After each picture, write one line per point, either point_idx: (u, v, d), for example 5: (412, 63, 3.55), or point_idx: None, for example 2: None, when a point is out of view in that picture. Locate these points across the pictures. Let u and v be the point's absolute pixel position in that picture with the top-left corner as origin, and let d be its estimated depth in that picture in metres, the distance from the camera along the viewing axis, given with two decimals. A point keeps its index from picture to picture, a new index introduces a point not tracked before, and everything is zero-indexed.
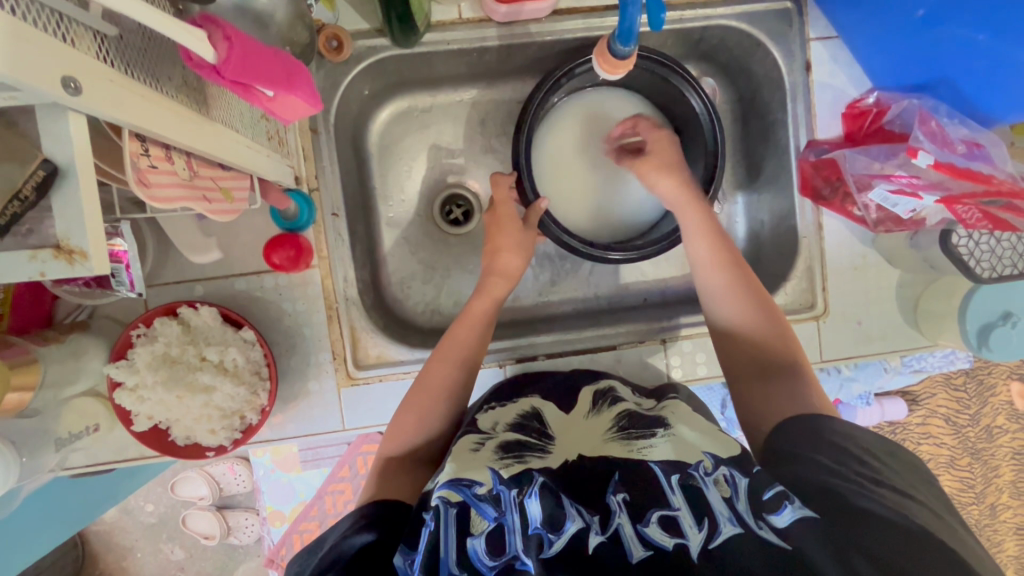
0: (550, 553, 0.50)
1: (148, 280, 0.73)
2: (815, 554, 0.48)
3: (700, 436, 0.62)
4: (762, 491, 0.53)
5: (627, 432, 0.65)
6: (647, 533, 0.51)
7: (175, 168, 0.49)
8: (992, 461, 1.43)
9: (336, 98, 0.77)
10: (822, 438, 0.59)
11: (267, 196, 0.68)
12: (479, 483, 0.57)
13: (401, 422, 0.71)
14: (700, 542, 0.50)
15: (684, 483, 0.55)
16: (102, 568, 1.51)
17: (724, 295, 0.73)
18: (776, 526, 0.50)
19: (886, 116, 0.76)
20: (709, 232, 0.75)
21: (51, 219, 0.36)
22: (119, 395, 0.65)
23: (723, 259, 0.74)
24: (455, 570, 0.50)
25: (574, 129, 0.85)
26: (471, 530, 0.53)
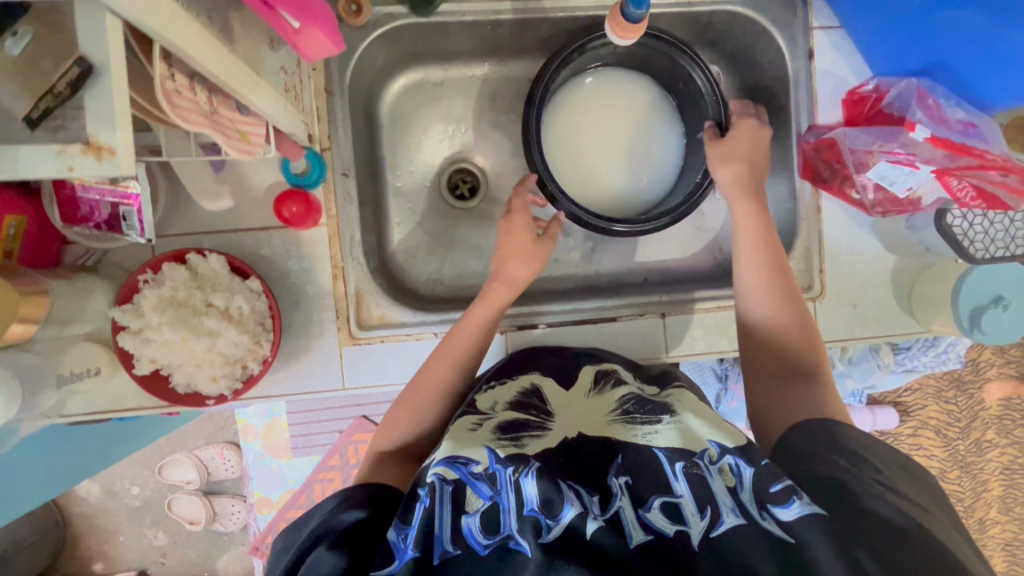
0: (549, 538, 0.51)
1: (158, 229, 0.73)
2: (818, 548, 0.48)
3: (708, 426, 0.61)
4: (769, 483, 0.53)
5: (631, 416, 0.65)
6: (647, 518, 0.53)
7: (196, 100, 0.50)
8: (981, 475, 1.44)
9: (352, 62, 0.79)
10: (838, 444, 0.59)
11: (282, 147, 0.69)
12: (475, 462, 0.59)
13: (392, 421, 0.73)
14: (701, 531, 0.51)
15: (688, 472, 0.56)
16: (82, 552, 1.46)
17: (764, 301, 0.74)
18: (781, 519, 0.51)
19: (885, 99, 0.78)
20: (760, 242, 0.76)
21: (82, 116, 0.37)
22: (122, 338, 0.66)
23: (771, 271, 0.75)
24: (449, 547, 0.52)
25: (584, 107, 0.87)
26: (467, 509, 0.55)
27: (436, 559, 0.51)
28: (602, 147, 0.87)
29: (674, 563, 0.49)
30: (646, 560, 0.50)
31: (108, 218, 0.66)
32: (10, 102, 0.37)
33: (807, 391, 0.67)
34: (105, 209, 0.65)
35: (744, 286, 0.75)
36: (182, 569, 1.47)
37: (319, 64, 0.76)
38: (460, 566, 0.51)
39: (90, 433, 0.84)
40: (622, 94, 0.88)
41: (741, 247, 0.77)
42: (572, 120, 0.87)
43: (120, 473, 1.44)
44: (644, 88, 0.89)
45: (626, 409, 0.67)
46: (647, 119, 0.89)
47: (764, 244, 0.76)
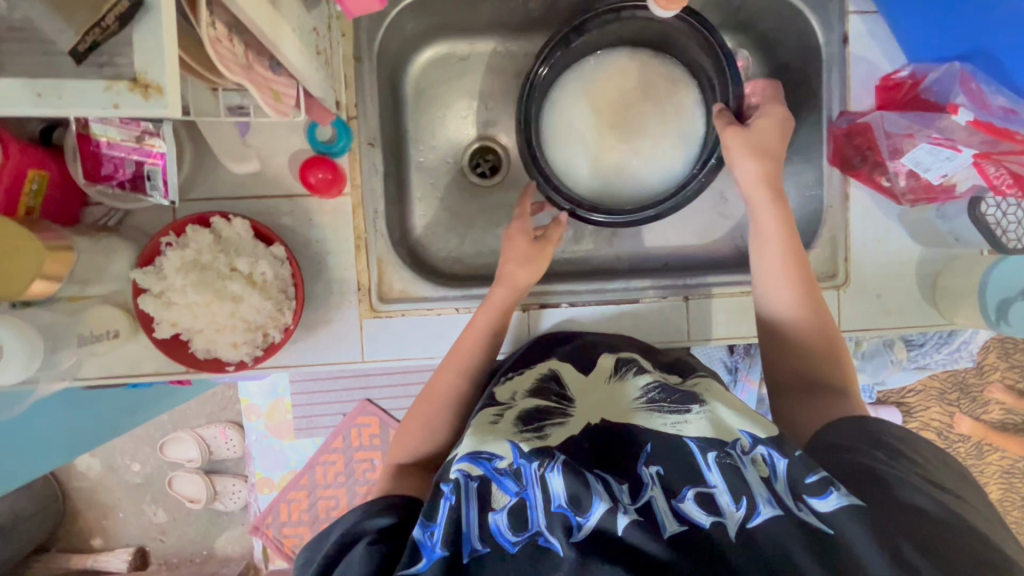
0: (580, 536, 0.50)
1: (181, 192, 0.72)
2: (856, 540, 0.48)
3: (736, 415, 0.60)
4: (805, 474, 0.53)
5: (658, 404, 0.64)
6: (682, 509, 0.52)
7: (235, 51, 0.49)
8: (981, 477, 1.44)
9: (381, 29, 0.77)
10: (875, 438, 0.59)
11: (311, 111, 0.68)
12: (499, 457, 0.57)
13: (405, 431, 0.73)
14: (737, 522, 0.50)
15: (722, 461, 0.55)
16: (81, 527, 1.45)
17: (787, 305, 0.71)
18: (819, 510, 0.51)
19: (922, 85, 0.77)
20: (788, 243, 0.71)
21: (129, 52, 0.36)
22: (143, 300, 0.65)
23: (796, 279, 0.71)
24: (478, 545, 0.51)
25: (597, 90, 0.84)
26: (493, 506, 0.54)
27: (465, 558, 0.51)
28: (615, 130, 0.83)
29: (711, 550, 0.49)
30: (684, 549, 0.49)
31: (131, 177, 0.63)
32: (55, 35, 0.36)
33: (826, 394, 0.68)
34: (130, 167, 0.63)
35: (766, 291, 0.72)
36: (181, 547, 1.46)
37: (348, 30, 0.75)
38: (490, 564, 0.50)
39: (100, 403, 0.83)
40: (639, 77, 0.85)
41: (765, 248, 0.72)
42: (579, 102, 0.83)
43: (122, 450, 1.44)
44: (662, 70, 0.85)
45: (651, 397, 0.65)
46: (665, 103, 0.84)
47: (793, 246, 0.71)
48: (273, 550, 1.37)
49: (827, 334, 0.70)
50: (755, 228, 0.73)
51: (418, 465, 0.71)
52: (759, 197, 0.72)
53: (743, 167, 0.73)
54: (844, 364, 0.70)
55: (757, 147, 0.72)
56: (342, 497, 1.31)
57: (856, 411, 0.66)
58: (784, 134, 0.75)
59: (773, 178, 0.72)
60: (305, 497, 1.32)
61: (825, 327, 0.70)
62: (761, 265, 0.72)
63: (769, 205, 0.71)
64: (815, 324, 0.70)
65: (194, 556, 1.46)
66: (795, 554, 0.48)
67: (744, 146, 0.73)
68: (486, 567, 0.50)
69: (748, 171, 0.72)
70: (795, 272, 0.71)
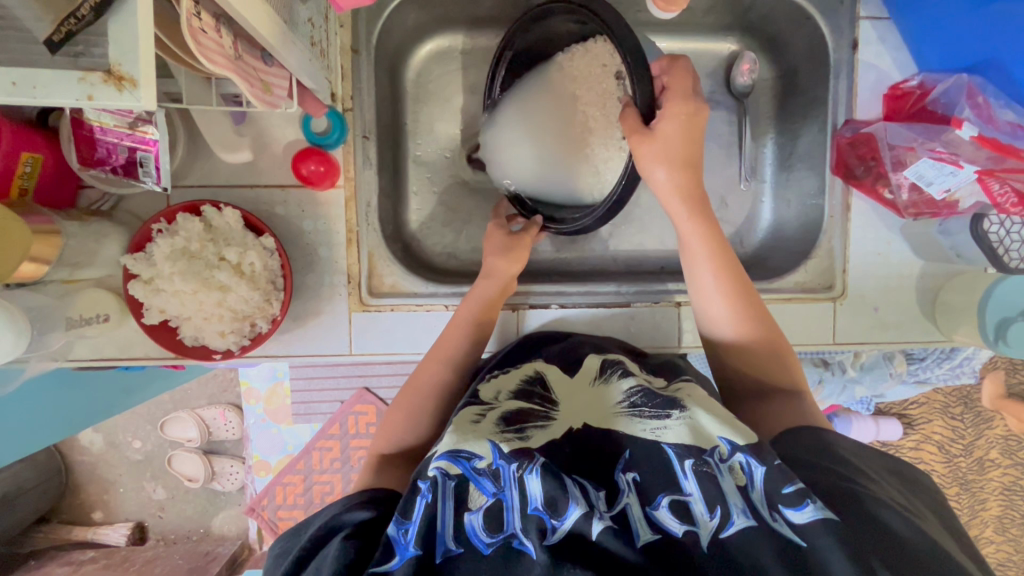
0: (553, 540, 0.50)
1: (175, 179, 0.73)
2: (831, 554, 0.48)
3: (718, 422, 0.58)
4: (782, 485, 0.52)
5: (640, 408, 0.62)
6: (657, 517, 0.52)
7: (221, 42, 0.48)
8: (981, 494, 1.41)
9: (381, 21, 0.77)
10: (832, 455, 0.58)
11: (305, 104, 0.69)
12: (479, 456, 0.56)
13: (392, 420, 0.72)
14: (710, 531, 0.51)
15: (699, 469, 0.55)
16: (82, 500, 1.48)
17: (731, 322, 0.70)
18: (793, 522, 0.51)
19: (930, 96, 0.76)
20: (716, 256, 0.69)
21: (104, 42, 0.35)
22: (133, 286, 0.66)
23: (737, 295, 0.69)
24: (452, 545, 0.51)
25: (547, 89, 0.77)
26: (470, 505, 0.54)
27: (438, 558, 0.51)
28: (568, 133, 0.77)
29: (682, 559, 0.49)
30: (656, 557, 0.49)
31: (124, 162, 0.64)
32: (32, 23, 0.35)
33: (796, 402, 0.67)
34: (122, 153, 0.63)
35: (709, 308, 0.71)
36: (178, 524, 1.48)
37: (347, 21, 0.74)
38: (464, 564, 0.50)
39: (94, 376, 0.84)
40: (592, 69, 0.75)
41: (693, 262, 0.70)
42: (528, 107, 0.78)
43: (124, 426, 1.46)
44: (616, 57, 0.74)
45: (633, 400, 0.64)
46: (615, 99, 0.74)
47: (722, 258, 0.69)
48: (268, 531, 1.38)
49: (769, 337, 0.69)
50: (683, 245, 0.70)
51: (403, 455, 0.69)
52: (677, 211, 0.68)
53: (657, 178, 0.65)
54: (788, 365, 0.69)
55: (674, 157, 0.64)
56: (337, 483, 1.33)
57: (814, 412, 0.66)
58: (688, 139, 0.64)
59: (693, 189, 0.67)
60: (301, 481, 1.33)
61: (769, 332, 0.70)
62: (694, 279, 0.71)
63: (689, 223, 0.68)
64: (761, 341, 0.69)
65: (191, 533, 1.48)
66: (766, 564, 0.48)
67: (657, 156, 0.63)
68: (458, 567, 0.50)
69: (662, 183, 0.66)
70: (728, 284, 0.69)
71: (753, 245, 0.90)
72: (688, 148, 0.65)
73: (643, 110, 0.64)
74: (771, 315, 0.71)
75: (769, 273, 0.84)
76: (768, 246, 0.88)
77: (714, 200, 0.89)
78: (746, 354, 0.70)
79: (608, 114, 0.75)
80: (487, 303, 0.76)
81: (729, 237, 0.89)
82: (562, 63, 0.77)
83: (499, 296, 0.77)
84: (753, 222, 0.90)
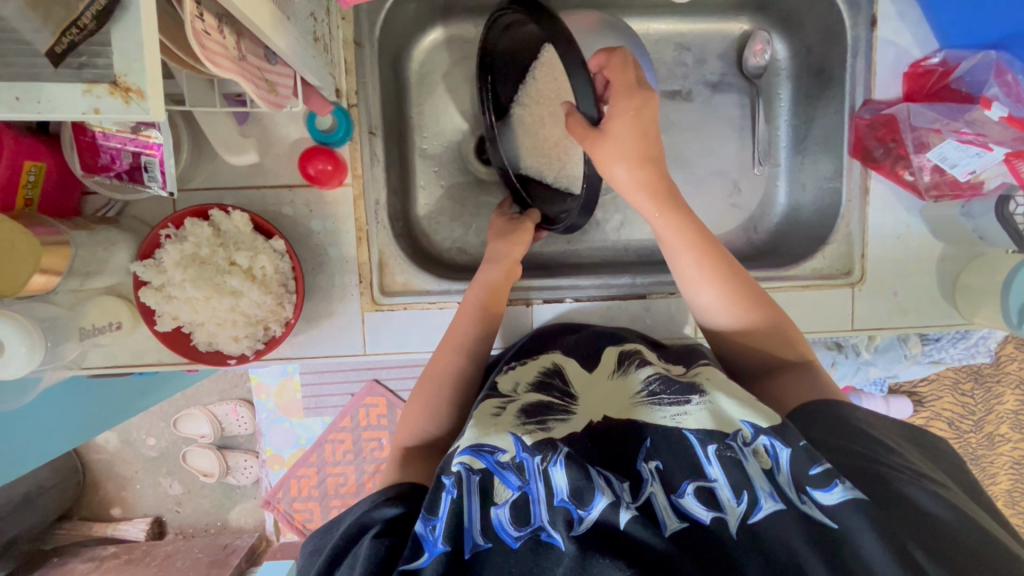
0: (580, 530, 0.50)
1: (180, 183, 0.71)
2: (862, 536, 0.48)
3: (737, 402, 0.57)
4: (808, 467, 0.52)
5: (659, 396, 0.62)
6: (683, 506, 0.52)
7: (226, 44, 0.47)
8: (990, 468, 1.42)
9: (383, 12, 0.75)
10: (850, 428, 0.58)
11: (309, 100, 0.67)
12: (502, 450, 0.56)
13: (409, 418, 0.72)
14: (739, 517, 0.50)
15: (722, 454, 0.54)
16: (100, 497, 1.49)
17: (721, 308, 0.68)
18: (822, 503, 0.50)
19: (954, 74, 0.73)
20: (694, 244, 0.67)
21: (109, 53, 0.34)
22: (144, 293, 0.65)
23: (721, 278, 0.68)
24: (480, 541, 0.51)
25: (542, 85, 0.74)
26: (496, 500, 0.53)
27: (467, 555, 0.50)
28: (564, 127, 0.72)
29: (715, 547, 0.49)
30: (684, 546, 0.49)
31: (128, 167, 0.62)
32: (32, 35, 0.34)
33: (802, 372, 0.66)
34: (127, 158, 0.61)
35: (697, 300, 0.70)
36: (196, 518, 1.50)
37: (348, 14, 0.72)
38: (493, 560, 0.50)
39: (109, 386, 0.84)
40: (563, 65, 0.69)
41: (674, 253, 0.68)
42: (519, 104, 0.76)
43: (138, 424, 1.47)
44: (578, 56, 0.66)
45: (653, 389, 0.63)
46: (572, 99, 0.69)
47: (702, 246, 0.67)
48: (285, 523, 1.39)
49: (762, 312, 0.68)
50: (661, 239, 0.69)
51: (424, 449, 0.69)
52: (646, 206, 0.66)
53: (618, 176, 0.64)
54: (788, 336, 0.68)
55: (632, 153, 0.62)
56: (351, 474, 1.33)
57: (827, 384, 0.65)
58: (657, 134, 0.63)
59: (658, 184, 0.65)
60: (315, 473, 1.34)
61: (762, 308, 0.68)
62: (677, 268, 0.69)
63: (660, 219, 0.66)
64: (756, 317, 0.68)
65: (209, 526, 1.50)
66: (803, 558, 0.47)
67: (617, 156, 0.62)
68: (487, 562, 0.50)
69: (624, 180, 0.64)
70: (712, 271, 0.67)
71: (767, 230, 0.88)
72: (645, 142, 0.62)
73: (591, 116, 0.62)
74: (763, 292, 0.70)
75: (785, 259, 0.83)
76: (783, 231, 0.87)
77: (726, 185, 0.88)
78: (742, 333, 0.69)
79: None
80: (498, 295, 0.75)
81: (743, 223, 0.88)
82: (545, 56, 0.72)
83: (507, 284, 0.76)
84: (767, 207, 0.88)
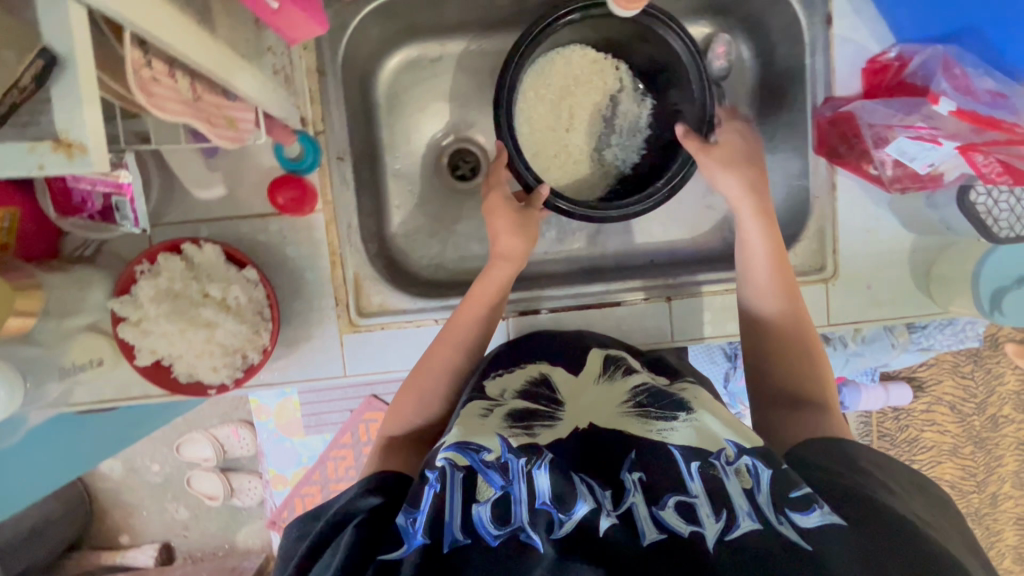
0: (561, 533, 0.50)
1: (154, 218, 0.73)
2: (836, 558, 0.47)
3: (723, 425, 0.59)
4: (790, 489, 0.52)
5: (647, 410, 0.63)
6: (662, 517, 0.52)
7: (178, 88, 0.48)
8: (996, 451, 1.41)
9: (345, 39, 0.77)
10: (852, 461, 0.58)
11: (272, 132, 0.69)
12: (487, 450, 0.57)
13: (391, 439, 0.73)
14: (716, 533, 0.50)
15: (705, 473, 0.55)
16: (108, 526, 1.50)
17: (783, 346, 0.72)
18: (799, 525, 0.49)
19: (908, 67, 0.74)
20: (777, 259, 0.74)
21: (49, 110, 0.36)
22: (122, 329, 0.66)
23: (790, 312, 0.73)
24: (460, 536, 0.51)
25: (558, 70, 0.85)
26: (479, 497, 0.54)
27: (446, 548, 0.50)
28: (561, 126, 0.87)
29: (688, 558, 0.48)
30: (660, 557, 0.48)
31: (100, 208, 0.65)
32: None
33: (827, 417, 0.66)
34: (98, 199, 0.64)
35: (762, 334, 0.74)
36: (204, 541, 1.51)
37: (310, 44, 0.74)
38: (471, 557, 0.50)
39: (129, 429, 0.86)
40: (594, 77, 0.87)
41: (750, 258, 0.75)
42: (534, 98, 0.85)
43: (141, 452, 1.47)
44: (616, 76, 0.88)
45: (641, 402, 0.64)
46: (598, 108, 0.88)
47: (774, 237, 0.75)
48: None
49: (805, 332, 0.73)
50: (744, 240, 0.76)
51: None
52: (745, 208, 0.75)
53: (729, 181, 0.76)
54: (819, 363, 0.71)
55: (732, 159, 0.76)
56: None
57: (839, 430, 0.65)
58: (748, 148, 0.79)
59: (762, 191, 0.76)
60: (319, 491, 1.35)
61: (817, 356, 0.71)
62: (750, 278, 0.75)
63: (753, 218, 0.75)
64: (813, 365, 0.71)
65: (217, 549, 1.51)
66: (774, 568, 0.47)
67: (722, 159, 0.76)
68: None
69: (733, 186, 0.76)
70: (777, 270, 0.74)
71: None
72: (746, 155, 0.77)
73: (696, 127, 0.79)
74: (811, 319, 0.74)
75: None
76: None
77: (699, 187, 0.90)
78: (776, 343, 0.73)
79: (590, 119, 0.88)
80: (500, 286, 0.76)
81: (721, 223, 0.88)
82: (570, 55, 0.85)
83: (511, 278, 0.77)
84: None
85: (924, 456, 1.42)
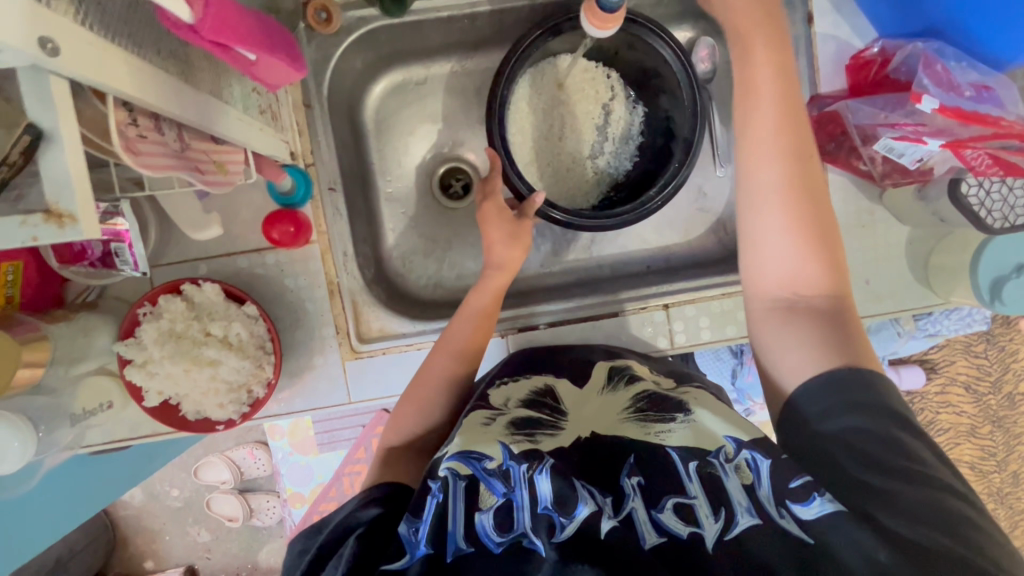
0: (562, 536, 0.51)
1: (153, 260, 0.74)
2: (838, 547, 0.47)
3: (721, 421, 0.60)
4: (789, 479, 0.51)
5: (646, 413, 0.64)
6: (661, 520, 0.52)
7: (165, 139, 0.49)
8: (1015, 428, 1.39)
9: (329, 71, 0.78)
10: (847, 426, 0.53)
11: (263, 169, 0.69)
12: (489, 457, 0.57)
13: None
14: (715, 534, 0.50)
15: (703, 472, 0.55)
16: (132, 552, 1.53)
17: (791, 258, 0.61)
18: (801, 518, 0.49)
19: (891, 64, 0.73)
20: (785, 125, 0.62)
21: (39, 184, 0.37)
22: (129, 371, 0.67)
23: (801, 212, 0.61)
24: (464, 545, 0.52)
25: (547, 80, 0.85)
26: (481, 505, 0.54)
27: (449, 557, 0.51)
28: (551, 135, 0.87)
29: (688, 562, 0.49)
30: (662, 561, 0.49)
31: (100, 255, 0.66)
32: None
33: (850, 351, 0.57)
34: (98, 246, 0.65)
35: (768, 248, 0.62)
36: (226, 563, 1.53)
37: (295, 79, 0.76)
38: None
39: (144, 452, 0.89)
40: (584, 82, 0.86)
41: (753, 113, 0.63)
42: (520, 110, 0.86)
43: (160, 478, 1.50)
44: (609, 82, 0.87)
45: (640, 406, 0.65)
46: (591, 114, 0.87)
47: (795, 159, 0.62)
48: None
49: (837, 285, 0.60)
50: (750, 92, 0.64)
51: None
52: (756, 50, 0.64)
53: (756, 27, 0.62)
54: (839, 275, 0.61)
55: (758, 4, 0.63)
56: None
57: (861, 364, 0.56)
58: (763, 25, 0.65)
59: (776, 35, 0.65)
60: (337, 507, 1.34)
61: (834, 268, 0.60)
62: (747, 150, 0.63)
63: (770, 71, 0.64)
64: (827, 281, 0.60)
65: (240, 570, 1.53)
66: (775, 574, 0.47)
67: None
68: None
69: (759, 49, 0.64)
70: (796, 204, 0.61)
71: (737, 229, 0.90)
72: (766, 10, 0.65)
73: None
74: (845, 267, 0.62)
75: None
76: None
77: (691, 191, 0.90)
78: (803, 311, 0.59)
79: (580, 126, 0.87)
80: (498, 293, 0.78)
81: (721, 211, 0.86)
82: (557, 66, 0.85)
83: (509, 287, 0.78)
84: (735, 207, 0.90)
85: (941, 439, 1.40)
